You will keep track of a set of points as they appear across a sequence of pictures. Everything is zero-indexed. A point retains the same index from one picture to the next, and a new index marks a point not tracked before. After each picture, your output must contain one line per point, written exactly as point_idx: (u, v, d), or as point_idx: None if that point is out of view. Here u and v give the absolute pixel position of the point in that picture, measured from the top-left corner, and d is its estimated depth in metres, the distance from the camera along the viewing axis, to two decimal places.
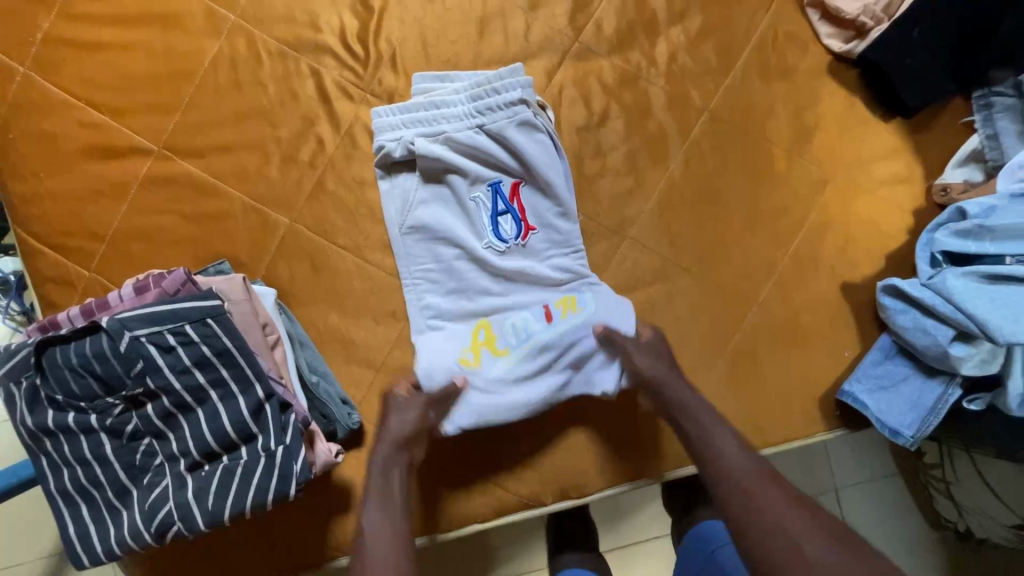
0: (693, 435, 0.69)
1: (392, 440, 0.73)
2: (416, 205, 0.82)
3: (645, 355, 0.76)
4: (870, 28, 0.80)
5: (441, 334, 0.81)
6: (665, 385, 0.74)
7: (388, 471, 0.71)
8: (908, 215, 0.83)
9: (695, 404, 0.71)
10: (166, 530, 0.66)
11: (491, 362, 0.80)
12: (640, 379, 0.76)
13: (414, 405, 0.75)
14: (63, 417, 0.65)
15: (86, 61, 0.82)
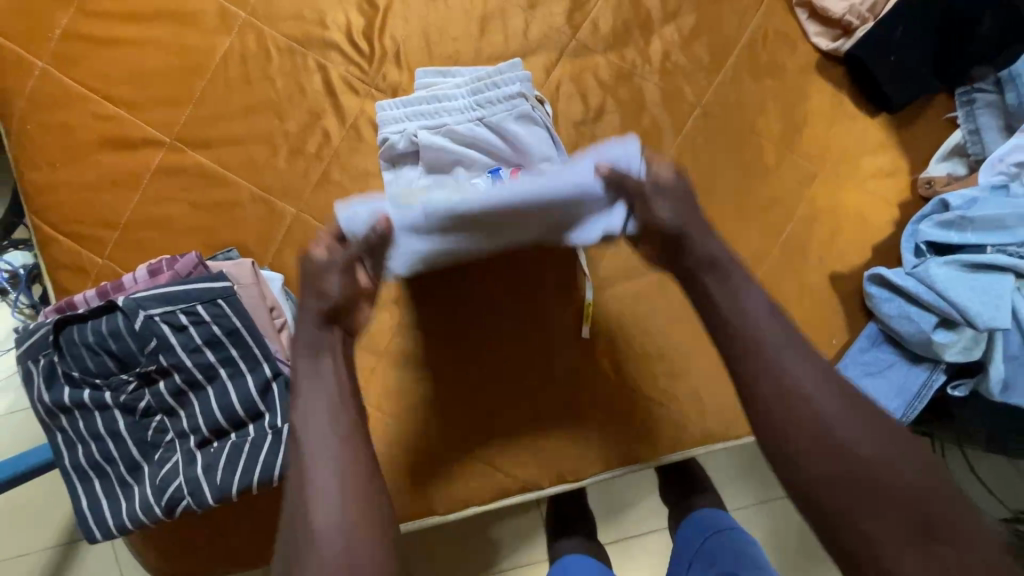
0: (718, 296, 0.60)
1: (318, 299, 0.63)
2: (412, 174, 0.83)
3: (667, 200, 0.63)
4: (857, 27, 0.83)
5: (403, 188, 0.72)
6: (688, 231, 0.62)
7: (316, 350, 0.62)
8: (894, 207, 0.86)
9: (728, 266, 0.61)
10: (176, 503, 0.68)
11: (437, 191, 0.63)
12: (654, 225, 0.63)
13: (333, 264, 0.63)
14: (79, 393, 0.67)
15: (102, 56, 0.85)
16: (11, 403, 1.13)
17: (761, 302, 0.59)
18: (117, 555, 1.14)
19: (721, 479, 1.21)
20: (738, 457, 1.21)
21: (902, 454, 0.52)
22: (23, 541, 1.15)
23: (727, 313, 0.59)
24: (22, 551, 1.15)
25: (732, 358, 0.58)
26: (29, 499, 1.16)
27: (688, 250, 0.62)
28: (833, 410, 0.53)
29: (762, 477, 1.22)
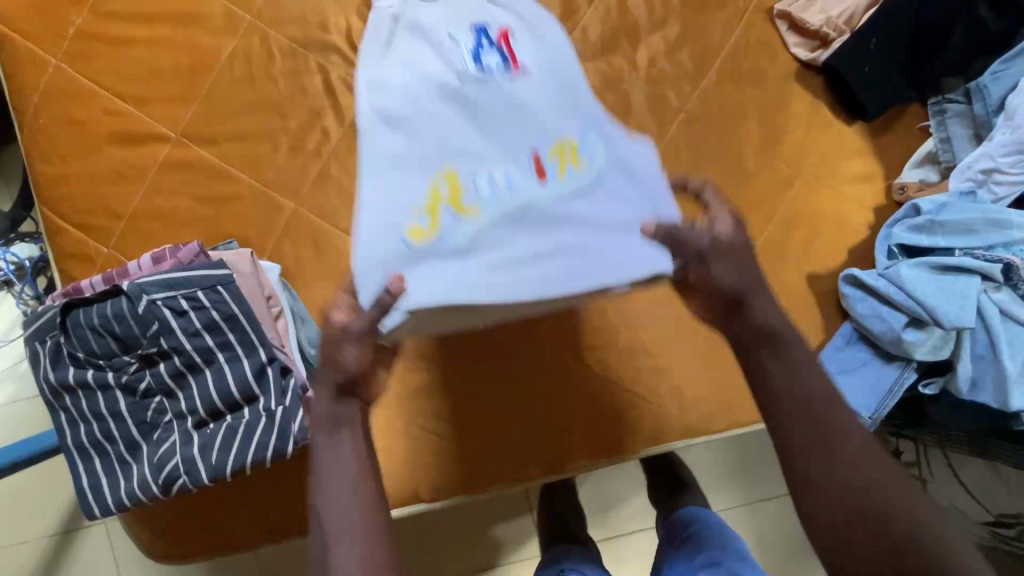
0: (771, 369, 0.56)
1: (336, 379, 0.56)
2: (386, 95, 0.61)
3: (724, 261, 0.57)
4: (833, 38, 0.87)
5: (398, 183, 0.59)
6: (748, 292, 0.57)
7: (337, 429, 0.57)
8: (869, 212, 0.89)
9: (781, 335, 0.56)
10: (173, 482, 0.71)
11: (458, 229, 0.58)
12: (712, 289, 0.57)
13: (351, 334, 0.56)
14: (83, 373, 0.71)
15: (113, 54, 0.89)
16: (14, 392, 1.16)
17: (811, 368, 0.56)
18: (113, 543, 1.17)
19: (707, 481, 1.23)
20: (724, 459, 1.24)
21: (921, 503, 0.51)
22: (23, 528, 1.17)
23: (778, 382, 0.55)
24: (21, 538, 1.18)
25: (777, 417, 0.55)
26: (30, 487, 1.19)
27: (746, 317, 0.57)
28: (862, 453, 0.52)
29: (752, 477, 1.24)
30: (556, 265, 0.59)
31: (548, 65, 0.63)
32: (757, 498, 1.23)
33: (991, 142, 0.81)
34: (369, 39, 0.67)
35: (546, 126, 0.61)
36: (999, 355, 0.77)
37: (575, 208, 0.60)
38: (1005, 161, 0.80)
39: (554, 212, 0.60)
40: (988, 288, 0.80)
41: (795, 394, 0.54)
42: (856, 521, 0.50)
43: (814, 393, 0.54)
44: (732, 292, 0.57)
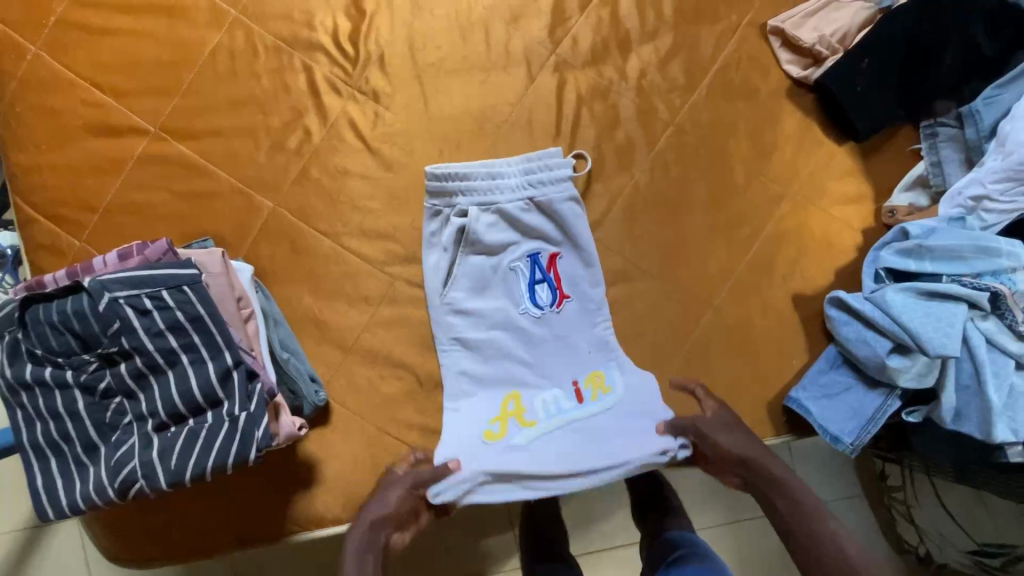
0: (787, 516, 0.66)
1: (378, 512, 0.70)
2: (461, 324, 0.87)
3: (723, 433, 0.74)
4: (826, 57, 0.86)
5: (476, 397, 0.86)
6: (754, 459, 0.71)
7: (364, 556, 0.65)
8: (858, 233, 0.88)
9: (787, 483, 0.68)
10: (129, 487, 0.69)
11: (519, 436, 0.83)
12: (724, 455, 0.72)
13: (401, 482, 0.73)
14: (40, 371, 0.68)
15: (94, 44, 0.87)
16: None
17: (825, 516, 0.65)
18: (83, 542, 1.14)
19: (690, 499, 1.21)
20: (708, 478, 1.21)
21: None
22: None
23: (795, 527, 0.64)
24: None
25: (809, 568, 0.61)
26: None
27: (764, 476, 0.69)
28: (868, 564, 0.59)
29: (735, 497, 1.22)
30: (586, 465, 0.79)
31: (584, 299, 0.87)
32: (739, 518, 1.21)
33: (983, 169, 0.80)
34: (428, 236, 0.87)
35: (584, 364, 0.87)
36: (984, 385, 0.76)
37: (603, 422, 0.83)
38: (995, 189, 0.78)
39: (587, 425, 0.83)
40: (975, 316, 0.78)
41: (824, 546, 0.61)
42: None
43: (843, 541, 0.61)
44: (738, 458, 0.71)
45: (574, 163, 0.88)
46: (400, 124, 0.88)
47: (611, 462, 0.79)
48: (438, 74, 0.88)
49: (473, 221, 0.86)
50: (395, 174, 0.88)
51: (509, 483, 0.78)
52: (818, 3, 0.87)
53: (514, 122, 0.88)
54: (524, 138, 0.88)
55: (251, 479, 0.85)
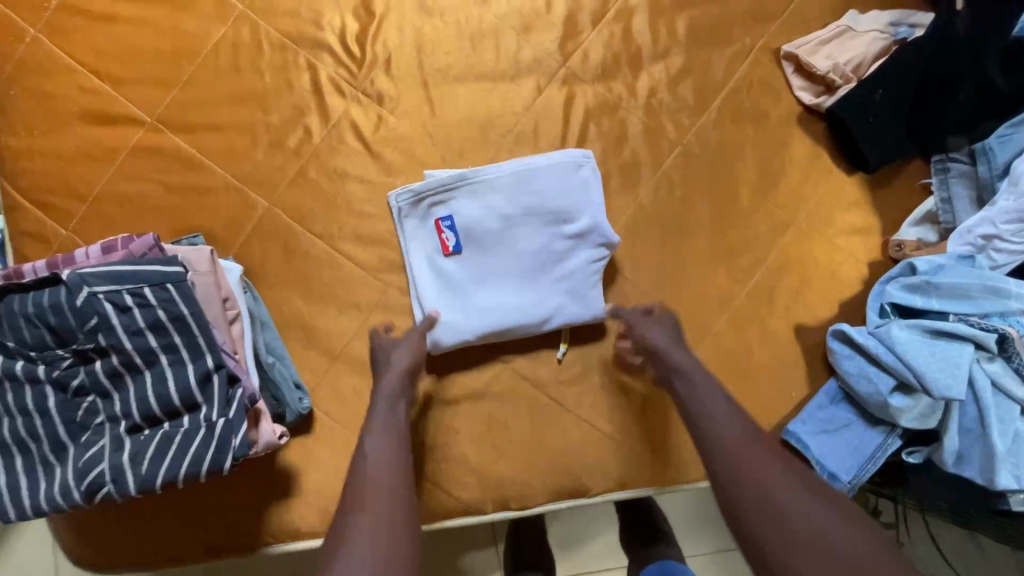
0: (681, 390, 0.67)
1: (399, 367, 0.75)
2: (440, 267, 0.84)
3: (650, 324, 0.77)
4: (839, 85, 0.84)
5: (446, 302, 0.83)
6: (662, 348, 0.73)
7: (394, 400, 0.71)
8: (864, 266, 0.86)
9: (689, 369, 0.69)
10: (97, 490, 0.66)
11: (475, 235, 0.83)
12: (642, 340, 0.75)
13: (409, 338, 0.78)
14: (10, 364, 0.65)
15: (95, 31, 0.85)
16: None
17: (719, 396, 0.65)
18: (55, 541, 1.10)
19: (680, 524, 1.17)
20: (700, 504, 1.18)
21: (824, 507, 0.54)
22: None
23: (686, 403, 0.66)
24: None
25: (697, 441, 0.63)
26: None
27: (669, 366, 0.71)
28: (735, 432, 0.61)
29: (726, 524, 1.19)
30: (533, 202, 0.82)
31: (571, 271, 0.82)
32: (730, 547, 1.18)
33: (995, 208, 0.77)
34: (415, 226, 0.84)
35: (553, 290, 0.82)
36: (988, 429, 0.74)
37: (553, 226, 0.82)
38: (1007, 229, 0.76)
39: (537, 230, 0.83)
40: (980, 358, 0.76)
41: (697, 427, 0.63)
42: (755, 516, 0.54)
43: (714, 417, 0.63)
44: (648, 346, 0.74)
45: None
46: (403, 128, 0.86)
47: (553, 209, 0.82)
48: (445, 81, 0.86)
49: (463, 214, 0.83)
50: (395, 179, 0.86)
51: (451, 212, 0.83)
52: (834, 31, 0.85)
53: (520, 133, 0.86)
54: (528, 150, 0.86)
55: (243, 484, 0.84)
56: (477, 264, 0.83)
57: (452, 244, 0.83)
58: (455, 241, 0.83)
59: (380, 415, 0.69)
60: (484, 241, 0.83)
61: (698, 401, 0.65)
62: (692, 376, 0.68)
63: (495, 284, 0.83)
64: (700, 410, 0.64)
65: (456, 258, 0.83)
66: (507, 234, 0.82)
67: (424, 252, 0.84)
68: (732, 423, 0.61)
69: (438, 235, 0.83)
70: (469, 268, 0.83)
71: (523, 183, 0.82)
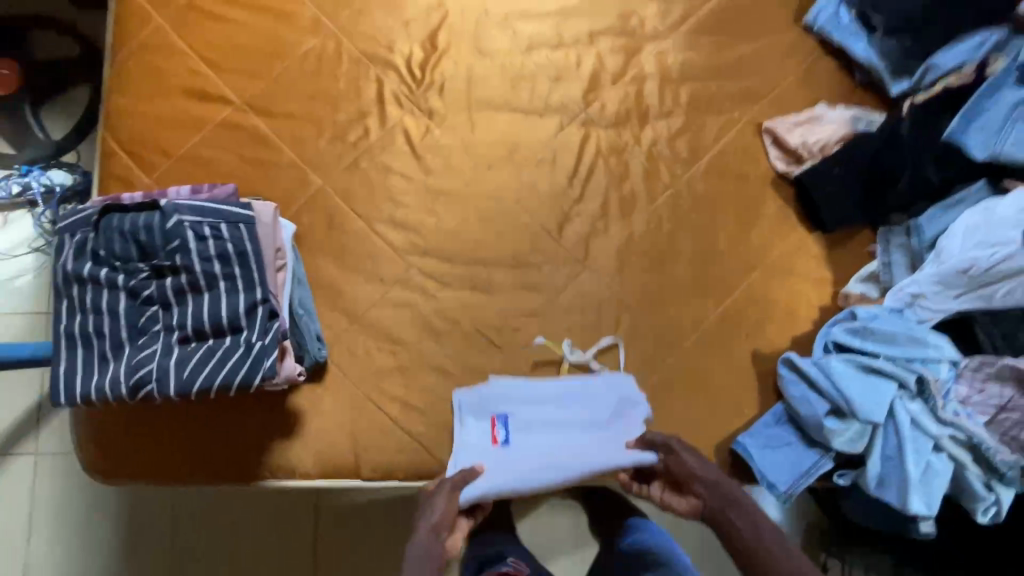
0: (739, 523, 0.85)
1: (429, 523, 0.88)
2: (490, 456, 0.95)
3: (692, 457, 0.89)
4: (806, 159, 1.02)
5: (499, 480, 0.92)
6: (712, 483, 0.87)
7: (426, 559, 0.85)
8: (815, 310, 1.01)
9: (738, 499, 0.87)
10: (141, 386, 0.78)
11: (520, 432, 0.98)
12: (686, 474, 0.89)
13: (442, 491, 0.89)
14: (96, 269, 0.78)
15: (208, 25, 1.04)
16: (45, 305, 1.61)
17: (760, 520, 0.85)
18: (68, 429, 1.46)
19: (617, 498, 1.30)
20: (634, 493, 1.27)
21: None
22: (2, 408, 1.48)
23: (738, 534, 0.84)
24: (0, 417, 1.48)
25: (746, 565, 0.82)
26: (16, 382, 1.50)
27: (716, 499, 0.87)
28: (776, 546, 0.82)
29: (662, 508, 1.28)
30: (575, 401, 0.98)
31: (609, 448, 0.95)
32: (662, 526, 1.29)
33: (920, 272, 0.92)
34: (473, 424, 0.96)
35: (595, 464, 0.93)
36: (904, 457, 0.86)
37: (590, 419, 0.98)
38: (930, 289, 0.91)
39: (577, 422, 0.98)
40: (903, 396, 0.90)
41: (739, 552, 0.83)
42: None
43: (768, 542, 0.82)
44: (696, 482, 0.88)
45: (581, 204, 1.03)
46: (446, 140, 1.03)
47: (590, 405, 0.98)
48: (486, 108, 1.04)
49: (513, 416, 0.98)
50: (431, 179, 1.02)
51: (502, 410, 0.97)
52: (806, 117, 1.05)
53: (540, 159, 1.03)
54: (546, 174, 1.03)
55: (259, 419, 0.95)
56: (521, 456, 0.96)
57: (502, 439, 0.97)
58: (504, 436, 0.97)
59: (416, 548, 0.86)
60: (527, 434, 0.98)
61: (744, 522, 0.84)
62: (739, 509, 0.86)
63: (538, 465, 0.94)
64: (754, 533, 0.83)
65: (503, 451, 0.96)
66: (551, 429, 0.98)
67: (476, 447, 0.95)
68: (777, 540, 0.83)
69: (491, 429, 0.96)
70: (515, 461, 0.95)
71: (572, 393, 0.98)
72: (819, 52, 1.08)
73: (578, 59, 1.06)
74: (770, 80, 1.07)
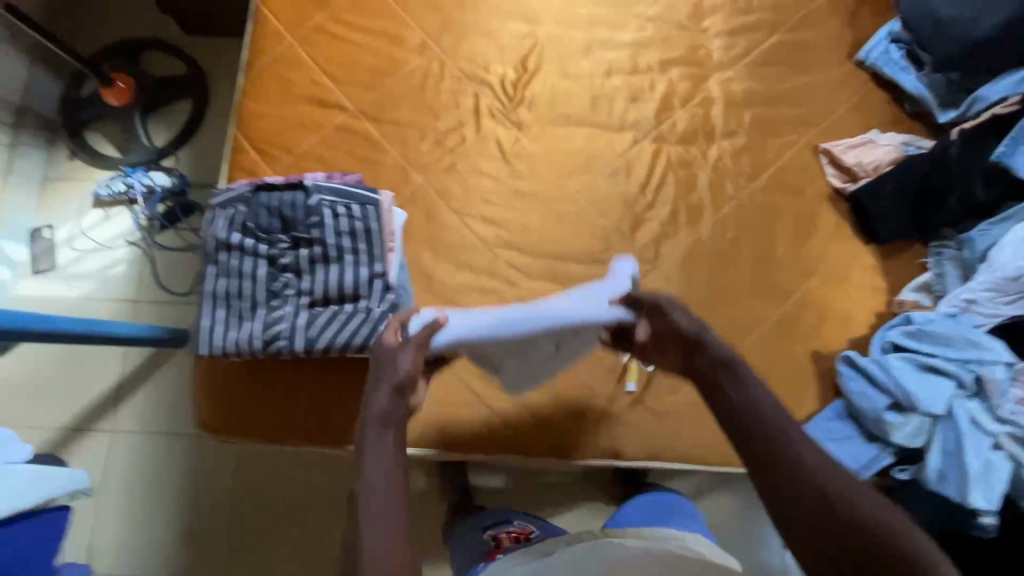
0: (733, 392, 0.73)
1: (394, 381, 0.77)
2: (455, 312, 0.86)
3: (683, 315, 0.81)
4: (861, 176, 1.12)
5: (466, 331, 0.83)
6: (702, 336, 0.78)
7: (386, 426, 0.74)
8: (872, 315, 1.09)
9: (733, 361, 0.75)
10: (274, 341, 0.89)
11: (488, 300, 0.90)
12: (675, 330, 0.81)
13: (405, 346, 0.79)
14: (243, 239, 0.91)
15: (331, 44, 1.20)
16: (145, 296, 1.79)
17: (757, 384, 0.73)
18: (150, 407, 1.60)
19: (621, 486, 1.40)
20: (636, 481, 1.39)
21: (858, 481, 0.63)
22: (87, 386, 1.61)
23: (735, 400, 0.72)
24: (84, 393, 1.61)
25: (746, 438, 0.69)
26: (100, 362, 1.63)
27: (709, 354, 0.77)
28: (770, 411, 0.69)
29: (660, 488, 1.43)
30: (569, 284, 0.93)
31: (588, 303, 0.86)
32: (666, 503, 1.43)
33: (973, 280, 1.01)
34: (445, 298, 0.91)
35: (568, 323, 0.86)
36: (963, 451, 0.92)
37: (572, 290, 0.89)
38: (983, 295, 0.99)
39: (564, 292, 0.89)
40: (961, 395, 0.96)
41: (734, 417, 0.71)
42: (817, 517, 0.62)
43: (762, 402, 0.70)
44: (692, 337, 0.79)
45: (653, 209, 1.13)
46: (532, 149, 1.16)
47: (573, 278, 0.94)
48: (569, 123, 1.17)
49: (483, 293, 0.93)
50: (518, 182, 1.14)
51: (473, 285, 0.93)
52: (861, 140, 1.15)
53: (616, 168, 1.15)
54: (622, 181, 1.14)
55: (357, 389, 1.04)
56: (502, 310, 0.84)
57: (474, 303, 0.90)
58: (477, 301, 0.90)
59: (367, 414, 0.74)
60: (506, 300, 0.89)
61: (730, 381, 0.74)
62: (736, 370, 0.74)
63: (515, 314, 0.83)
64: (751, 398, 0.71)
65: (479, 309, 0.87)
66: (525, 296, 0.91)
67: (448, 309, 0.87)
68: (769, 403, 0.70)
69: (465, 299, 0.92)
70: (492, 315, 0.84)
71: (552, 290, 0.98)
72: (871, 84, 1.20)
73: (651, 83, 1.19)
74: (827, 107, 1.19)
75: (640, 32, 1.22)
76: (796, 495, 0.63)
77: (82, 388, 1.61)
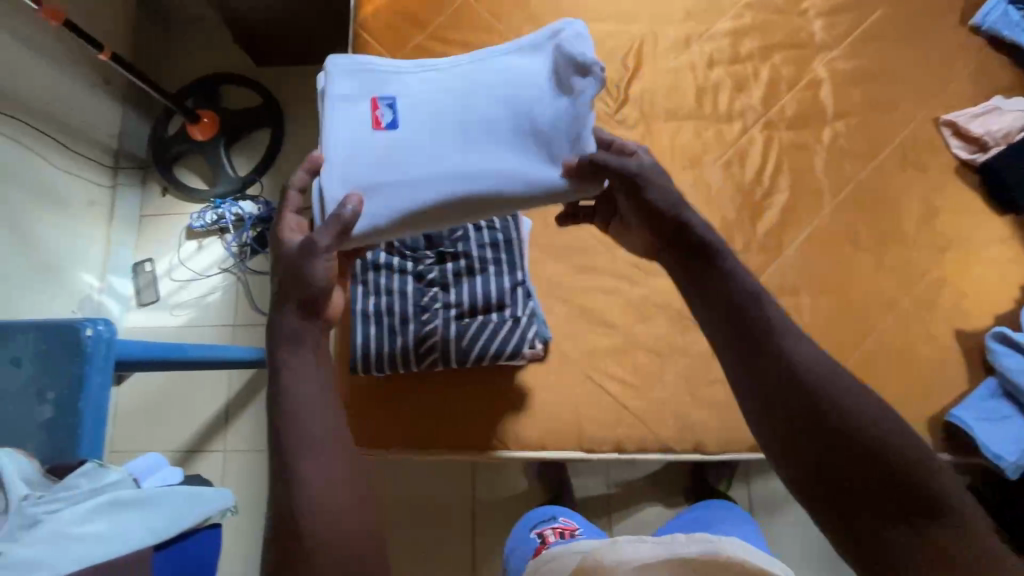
0: (722, 284, 0.62)
1: (301, 296, 0.66)
2: (385, 151, 0.77)
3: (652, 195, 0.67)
4: (992, 146, 1.09)
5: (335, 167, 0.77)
6: (669, 218, 0.66)
7: (298, 342, 0.65)
8: (1015, 289, 1.05)
9: (722, 254, 0.64)
10: (429, 352, 0.92)
11: (411, 123, 0.78)
12: (633, 208, 0.68)
13: (329, 247, 0.68)
14: (390, 257, 0.95)
15: (432, 62, 1.22)
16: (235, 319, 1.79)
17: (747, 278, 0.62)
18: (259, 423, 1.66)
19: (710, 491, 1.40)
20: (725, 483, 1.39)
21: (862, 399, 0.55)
22: (199, 407, 1.69)
23: (717, 290, 0.62)
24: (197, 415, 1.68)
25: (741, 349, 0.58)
26: (209, 385, 1.70)
27: (682, 239, 0.65)
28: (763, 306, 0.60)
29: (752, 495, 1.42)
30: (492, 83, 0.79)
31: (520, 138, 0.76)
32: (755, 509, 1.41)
33: None
34: (371, 116, 0.79)
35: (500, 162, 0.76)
36: None
37: (498, 110, 0.77)
38: None
39: (490, 108, 0.77)
40: None
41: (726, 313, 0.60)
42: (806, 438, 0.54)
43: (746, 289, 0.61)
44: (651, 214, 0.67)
45: (770, 197, 1.12)
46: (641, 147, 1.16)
47: (505, 82, 0.78)
48: (676, 118, 1.17)
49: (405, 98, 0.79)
50: None
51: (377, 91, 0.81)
52: (984, 108, 1.10)
53: (728, 159, 1.14)
54: (735, 172, 1.13)
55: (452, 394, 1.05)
56: (404, 141, 0.77)
57: (386, 121, 0.78)
58: (389, 119, 0.78)
59: (291, 335, 0.65)
60: (426, 124, 0.77)
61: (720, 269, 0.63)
62: (708, 251, 0.64)
63: (427, 151, 0.76)
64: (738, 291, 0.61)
65: (384, 135, 0.78)
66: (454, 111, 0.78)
67: (335, 136, 0.79)
68: (752, 294, 0.60)
69: (373, 111, 0.79)
70: (387, 148, 0.77)
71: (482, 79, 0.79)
72: (986, 52, 1.16)
73: (755, 71, 1.18)
74: (942, 78, 1.15)
75: (738, 19, 1.20)
76: (797, 404, 0.55)
77: (195, 410, 1.68)
